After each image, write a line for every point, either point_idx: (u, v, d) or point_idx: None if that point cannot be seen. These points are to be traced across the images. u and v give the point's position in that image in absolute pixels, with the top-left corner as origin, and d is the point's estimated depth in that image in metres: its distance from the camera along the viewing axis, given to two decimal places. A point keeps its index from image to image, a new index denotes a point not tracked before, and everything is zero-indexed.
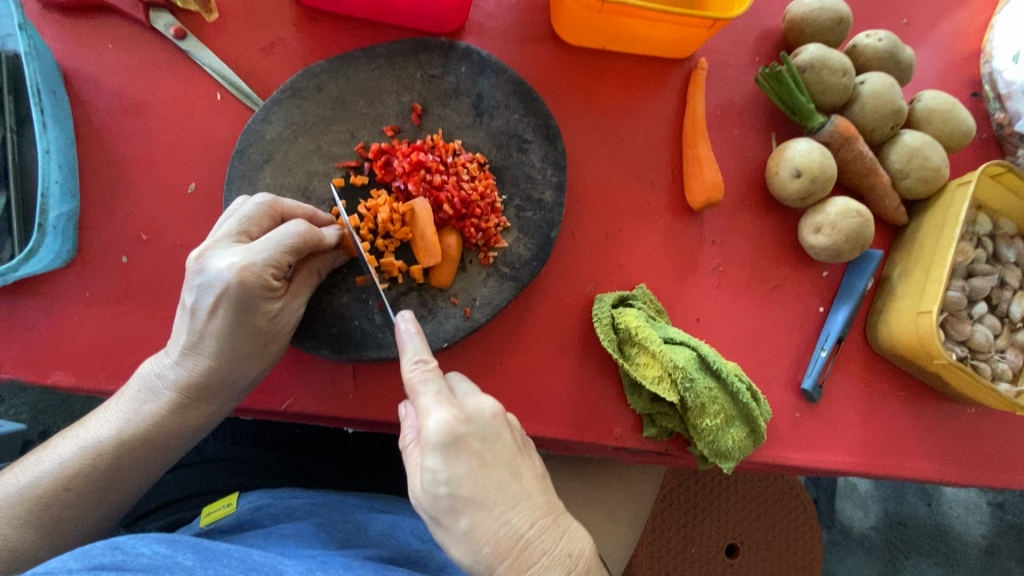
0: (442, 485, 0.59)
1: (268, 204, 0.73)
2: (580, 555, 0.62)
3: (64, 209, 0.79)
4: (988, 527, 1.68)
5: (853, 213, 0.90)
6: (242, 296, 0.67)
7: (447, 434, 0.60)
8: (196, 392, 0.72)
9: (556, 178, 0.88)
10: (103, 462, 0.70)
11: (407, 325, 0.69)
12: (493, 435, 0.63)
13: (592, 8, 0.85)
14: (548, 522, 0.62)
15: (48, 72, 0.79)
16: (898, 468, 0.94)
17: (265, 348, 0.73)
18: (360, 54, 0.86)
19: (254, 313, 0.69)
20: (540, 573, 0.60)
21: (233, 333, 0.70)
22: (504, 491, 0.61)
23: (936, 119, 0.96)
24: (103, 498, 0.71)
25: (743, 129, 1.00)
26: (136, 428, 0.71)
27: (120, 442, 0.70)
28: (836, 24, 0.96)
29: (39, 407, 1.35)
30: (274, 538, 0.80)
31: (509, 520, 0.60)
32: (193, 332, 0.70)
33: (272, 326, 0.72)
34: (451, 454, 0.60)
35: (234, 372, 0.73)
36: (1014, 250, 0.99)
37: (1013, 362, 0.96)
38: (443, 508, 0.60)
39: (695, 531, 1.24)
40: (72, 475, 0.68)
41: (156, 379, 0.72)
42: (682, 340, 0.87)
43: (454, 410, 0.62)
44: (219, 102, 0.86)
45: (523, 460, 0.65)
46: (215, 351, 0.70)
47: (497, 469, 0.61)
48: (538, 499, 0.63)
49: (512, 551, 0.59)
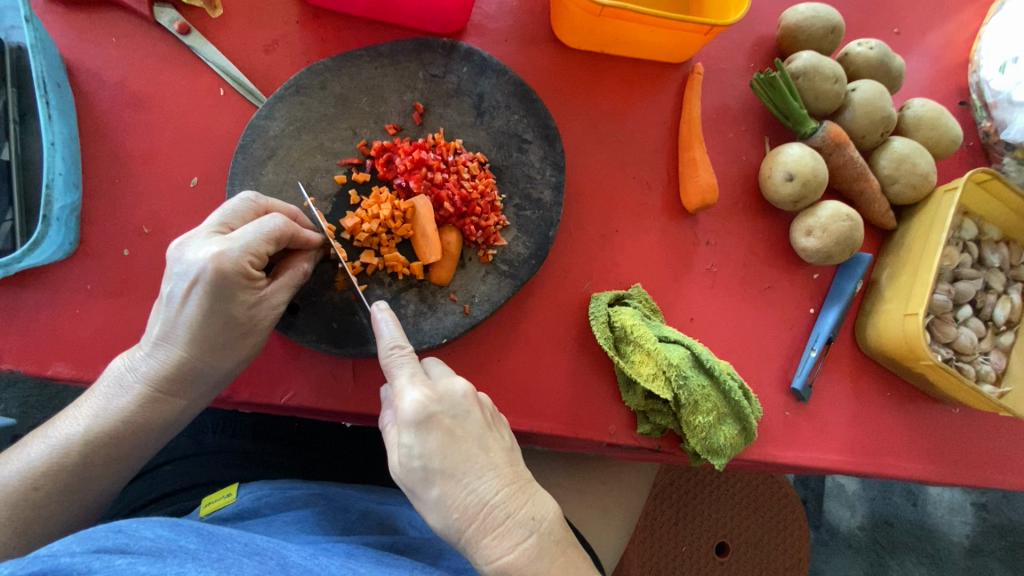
0: (414, 457, 0.62)
1: (250, 200, 0.74)
2: (544, 519, 0.64)
3: (67, 201, 0.79)
4: (972, 527, 1.72)
5: (843, 216, 0.92)
6: (220, 285, 0.67)
7: (419, 411, 0.62)
8: (166, 384, 0.72)
9: (554, 178, 0.90)
10: (74, 455, 0.69)
11: (383, 314, 0.70)
12: (463, 412, 0.65)
13: (592, 11, 0.87)
14: (512, 491, 0.63)
15: (53, 65, 0.79)
16: (884, 466, 0.97)
17: (240, 340, 0.72)
18: (363, 53, 0.87)
19: (228, 301, 0.69)
20: (507, 532, 0.62)
21: (207, 321, 0.69)
22: (472, 462, 0.63)
23: (924, 126, 0.99)
24: (75, 494, 0.71)
25: (737, 133, 1.02)
26: (105, 423, 0.70)
27: (90, 438, 0.70)
28: (829, 32, 0.98)
29: (28, 401, 1.35)
30: (276, 527, 0.81)
31: (477, 489, 0.62)
32: (167, 322, 0.70)
33: (248, 318, 0.72)
34: (421, 430, 0.62)
35: (205, 364, 0.72)
36: (998, 255, 1.02)
37: (996, 364, 0.99)
38: (416, 480, 0.62)
39: (684, 529, 1.26)
40: (42, 474, 0.68)
41: (127, 372, 0.72)
42: (676, 338, 0.89)
43: (425, 388, 0.64)
44: (222, 97, 0.87)
45: (494, 434, 0.67)
46: (187, 341, 0.70)
47: (467, 443, 0.63)
48: (504, 469, 0.64)
49: (479, 516, 0.62)
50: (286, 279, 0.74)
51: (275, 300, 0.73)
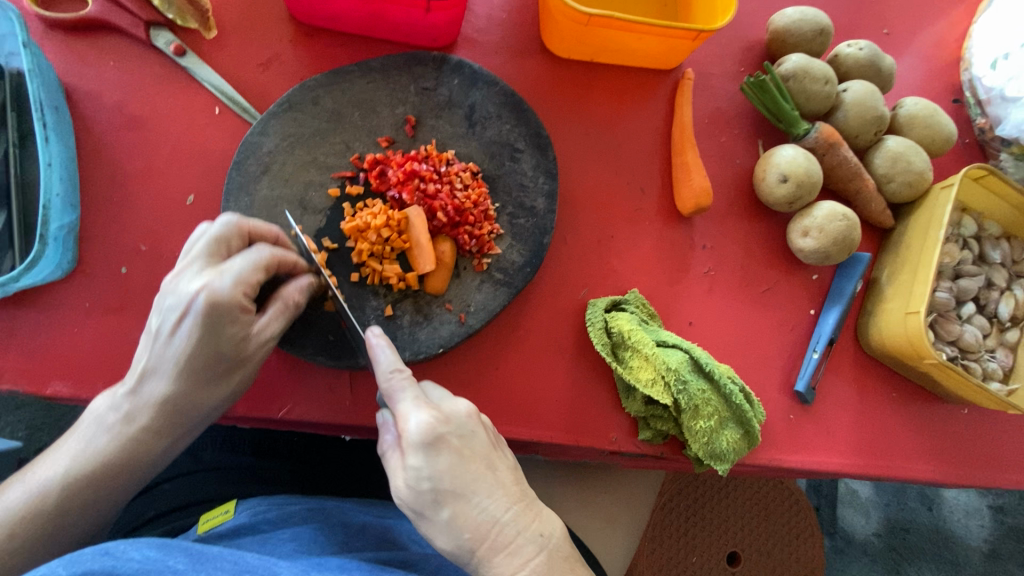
0: (425, 480, 0.62)
1: (234, 224, 0.73)
2: (552, 535, 0.65)
3: (65, 220, 0.80)
4: (990, 531, 1.68)
5: (839, 216, 0.92)
6: (212, 318, 0.67)
7: (429, 434, 0.62)
8: (152, 423, 0.71)
9: (547, 185, 0.90)
10: (57, 499, 0.69)
11: (376, 339, 0.68)
12: (469, 431, 0.66)
13: (580, 21, 0.87)
14: (520, 508, 0.65)
15: (51, 88, 0.81)
16: (893, 469, 0.95)
17: (230, 373, 0.72)
18: (355, 68, 0.88)
19: (220, 336, 0.68)
20: (516, 551, 0.63)
21: (199, 355, 0.69)
22: (481, 483, 0.64)
23: (918, 124, 0.99)
24: (70, 525, 0.71)
25: (730, 137, 1.02)
26: (97, 456, 0.70)
27: (83, 469, 0.70)
28: (817, 35, 0.99)
29: (34, 425, 1.35)
30: (272, 543, 0.79)
31: (488, 508, 0.63)
32: (158, 355, 0.70)
33: (239, 351, 0.71)
34: (431, 452, 0.62)
35: (197, 397, 0.71)
36: (999, 251, 1.01)
37: (1003, 362, 0.97)
38: (426, 502, 0.63)
39: (695, 539, 1.22)
40: (37, 502, 0.68)
41: (119, 405, 0.71)
42: (674, 342, 0.88)
43: (433, 411, 0.64)
44: (217, 116, 0.88)
45: (497, 453, 0.68)
46: (178, 375, 0.70)
47: (476, 463, 0.64)
48: (509, 487, 0.66)
49: (490, 535, 0.63)
50: (277, 312, 0.74)
51: (267, 331, 0.73)
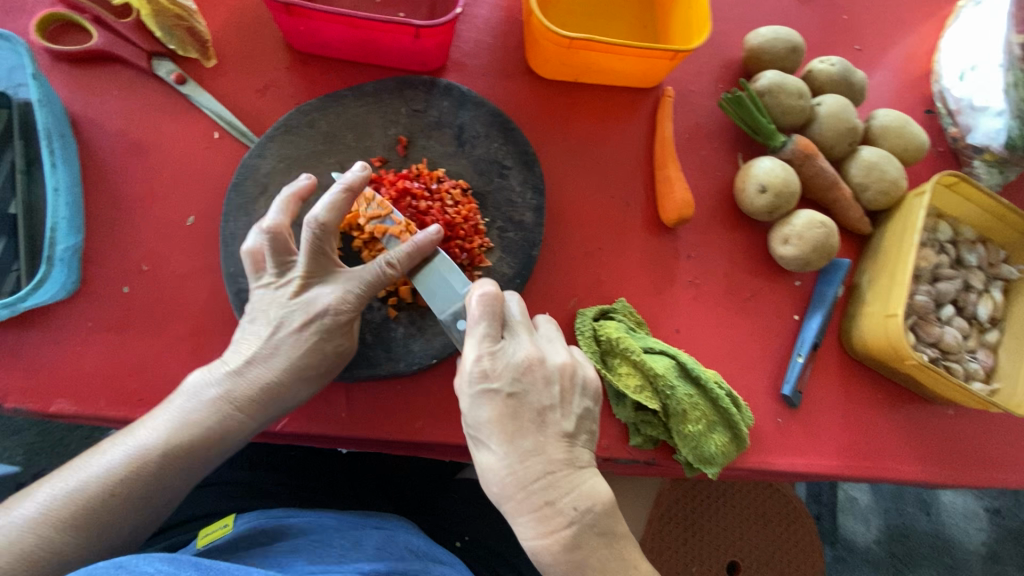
0: (468, 422, 0.69)
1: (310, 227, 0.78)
2: (585, 512, 0.67)
3: (70, 243, 0.83)
4: (988, 534, 1.68)
5: (817, 223, 0.95)
6: (331, 319, 0.77)
7: (475, 385, 0.68)
8: (245, 406, 0.76)
9: (535, 201, 0.94)
10: (153, 463, 0.73)
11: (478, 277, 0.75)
12: (522, 391, 0.69)
13: (561, 44, 0.92)
14: (557, 476, 0.68)
15: (57, 118, 0.85)
16: (882, 469, 0.97)
17: (319, 374, 0.79)
18: (349, 93, 0.93)
19: (329, 337, 0.78)
20: (545, 517, 0.67)
21: (307, 351, 0.77)
22: (519, 443, 0.68)
23: (890, 134, 1.03)
24: (142, 504, 0.73)
25: (711, 151, 1.06)
26: (182, 436, 0.74)
27: (170, 447, 0.73)
28: (789, 52, 1.03)
29: (33, 448, 1.36)
30: (270, 557, 0.81)
31: (518, 470, 0.67)
32: (268, 344, 0.77)
33: (331, 357, 0.79)
34: (477, 401, 0.68)
35: (288, 390, 0.78)
36: (976, 254, 1.03)
37: (985, 362, 1.00)
38: (471, 440, 0.71)
39: (693, 549, 1.24)
40: (110, 482, 0.71)
41: (213, 389, 0.77)
42: (661, 349, 0.91)
43: (488, 362, 0.69)
44: (216, 140, 0.92)
45: (554, 418, 0.70)
46: (282, 365, 0.77)
47: (521, 420, 0.68)
48: (553, 455, 0.68)
49: (518, 495, 0.67)
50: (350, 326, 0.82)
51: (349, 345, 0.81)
